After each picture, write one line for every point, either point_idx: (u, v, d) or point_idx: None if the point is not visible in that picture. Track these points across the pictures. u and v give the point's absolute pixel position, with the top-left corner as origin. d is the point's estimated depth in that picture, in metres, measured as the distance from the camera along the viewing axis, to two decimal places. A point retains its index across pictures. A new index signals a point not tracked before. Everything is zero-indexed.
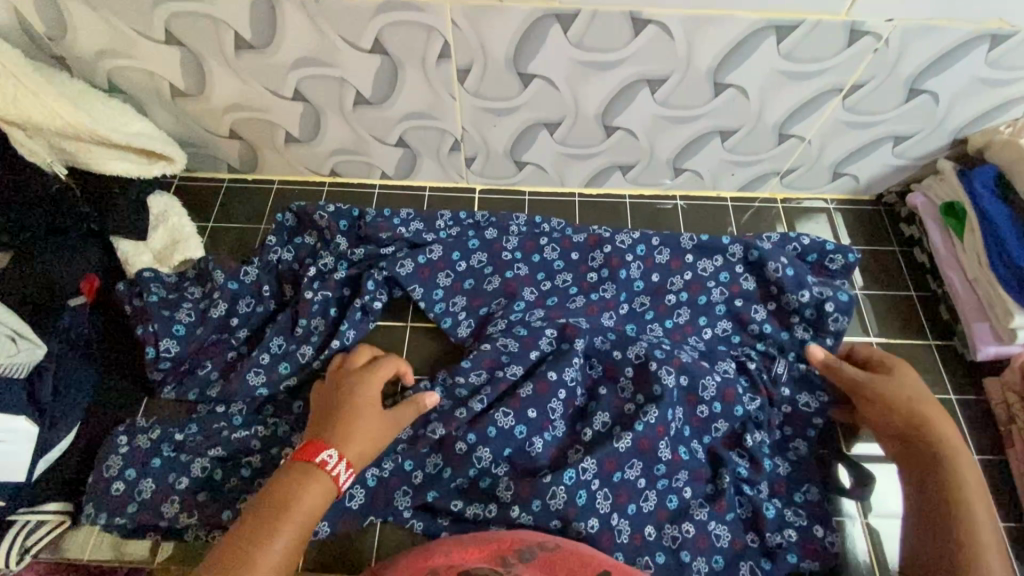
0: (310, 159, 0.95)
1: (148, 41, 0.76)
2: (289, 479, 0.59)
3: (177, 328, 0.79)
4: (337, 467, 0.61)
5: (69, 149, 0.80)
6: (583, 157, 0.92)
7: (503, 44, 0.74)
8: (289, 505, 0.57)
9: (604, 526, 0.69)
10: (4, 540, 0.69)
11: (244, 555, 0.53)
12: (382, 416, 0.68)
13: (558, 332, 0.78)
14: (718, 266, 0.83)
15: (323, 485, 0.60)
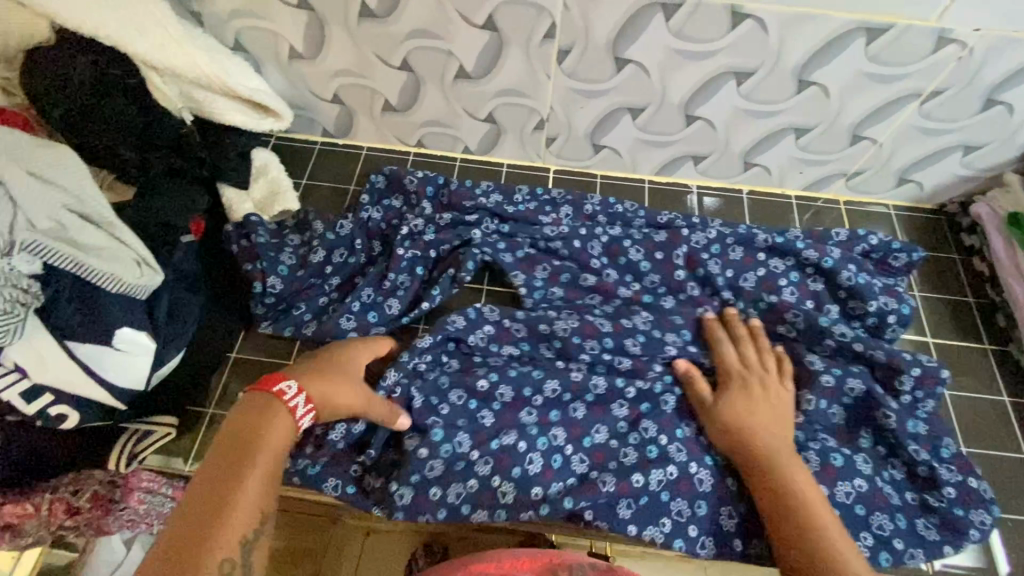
0: (401, 128, 1.02)
1: (282, 4, 0.83)
2: (254, 415, 0.60)
3: (281, 268, 0.87)
4: (296, 402, 0.63)
5: (198, 97, 0.88)
6: (660, 145, 0.97)
7: (606, 28, 0.79)
8: (258, 440, 0.58)
9: (684, 480, 0.74)
10: (119, 439, 0.76)
11: (220, 489, 0.53)
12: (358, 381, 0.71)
13: (655, 320, 0.83)
14: (789, 265, 0.86)
15: (285, 419, 0.62)
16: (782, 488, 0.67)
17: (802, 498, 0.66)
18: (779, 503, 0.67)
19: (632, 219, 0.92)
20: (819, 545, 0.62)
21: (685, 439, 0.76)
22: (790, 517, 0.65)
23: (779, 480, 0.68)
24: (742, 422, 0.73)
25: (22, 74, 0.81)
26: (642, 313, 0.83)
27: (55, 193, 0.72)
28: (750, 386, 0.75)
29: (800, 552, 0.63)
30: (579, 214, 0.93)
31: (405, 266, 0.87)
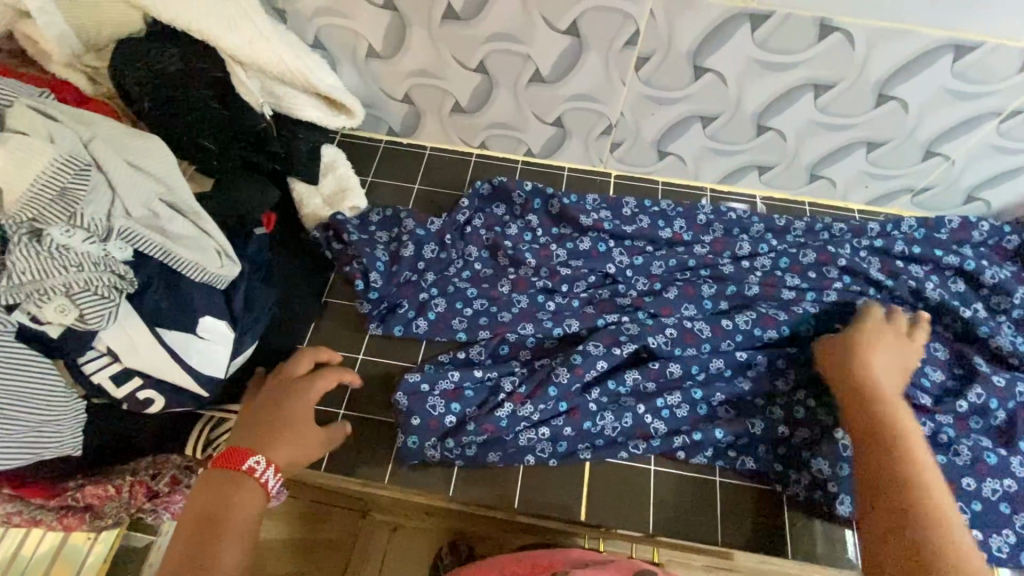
0: (467, 129, 1.03)
1: (367, 4, 0.84)
2: (207, 494, 0.62)
3: (379, 264, 0.90)
4: (266, 474, 0.65)
5: (279, 93, 0.90)
6: (727, 154, 0.97)
7: (689, 38, 0.80)
8: (215, 520, 0.60)
9: (828, 439, 0.79)
10: (195, 427, 0.77)
11: (187, 572, 0.56)
12: (305, 429, 0.71)
13: (758, 319, 0.86)
14: (927, 269, 0.92)
15: (249, 488, 0.63)
16: (892, 449, 0.62)
17: (913, 463, 0.60)
18: (891, 467, 0.60)
19: (746, 225, 0.98)
20: (919, 508, 0.56)
21: (834, 407, 0.81)
22: (897, 476, 0.59)
23: (889, 442, 0.63)
24: (865, 386, 0.70)
25: (110, 65, 0.82)
26: (744, 313, 0.87)
27: (150, 183, 0.73)
28: (865, 357, 0.74)
29: (904, 510, 0.56)
30: (692, 225, 0.98)
31: (513, 278, 0.92)
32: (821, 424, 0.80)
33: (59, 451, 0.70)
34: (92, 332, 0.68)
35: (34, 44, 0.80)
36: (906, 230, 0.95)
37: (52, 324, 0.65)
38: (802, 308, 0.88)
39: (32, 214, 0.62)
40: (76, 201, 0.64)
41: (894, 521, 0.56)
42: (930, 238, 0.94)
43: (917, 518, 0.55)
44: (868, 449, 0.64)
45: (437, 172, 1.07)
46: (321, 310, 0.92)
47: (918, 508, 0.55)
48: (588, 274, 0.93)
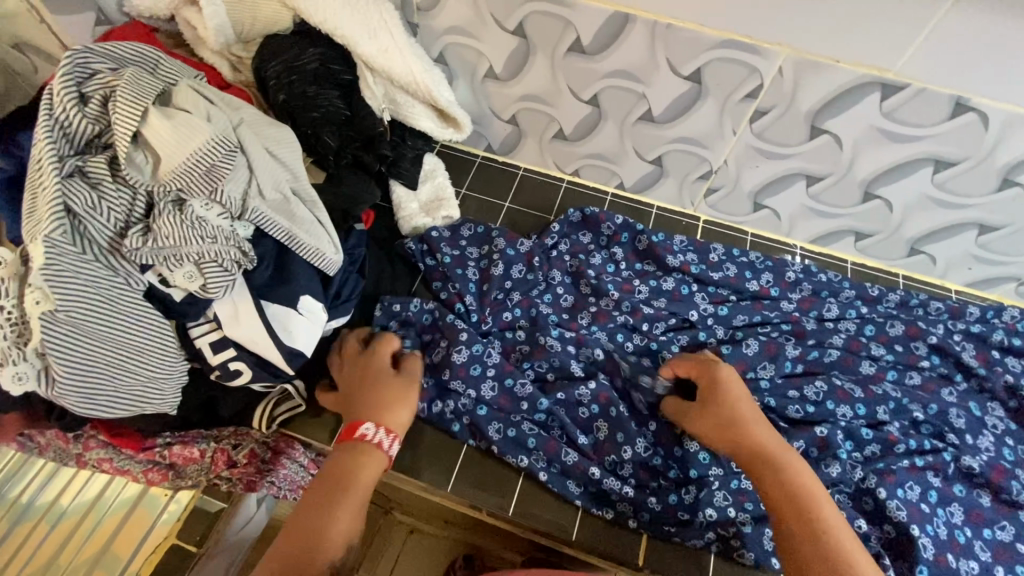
0: (565, 156, 1.06)
1: (498, 29, 0.87)
2: (345, 458, 0.68)
3: (469, 278, 0.93)
4: (380, 436, 0.71)
5: (399, 101, 0.94)
6: (826, 216, 0.96)
7: (815, 97, 0.79)
8: (350, 477, 0.67)
9: (902, 536, 0.75)
10: (263, 401, 0.79)
11: (319, 516, 0.62)
12: (404, 389, 0.77)
13: (831, 391, 0.83)
14: None
15: (373, 452, 0.70)
16: (778, 464, 0.67)
17: (796, 479, 0.66)
18: (775, 485, 0.66)
19: (836, 290, 0.96)
20: (813, 526, 0.62)
21: (906, 500, 0.77)
22: (794, 495, 0.65)
23: (766, 458, 0.68)
24: (716, 393, 0.74)
25: (256, 57, 0.89)
26: (817, 382, 0.84)
27: (281, 171, 0.77)
28: (705, 365, 0.77)
29: (797, 531, 0.62)
30: (779, 280, 0.96)
31: (595, 310, 0.92)
32: (892, 519, 0.76)
33: (159, 408, 0.73)
34: (208, 301, 0.72)
35: (193, 30, 0.87)
36: (1008, 320, 0.92)
37: (178, 287, 0.70)
38: (884, 388, 0.84)
39: (180, 185, 0.67)
40: (220, 178, 0.68)
41: (801, 548, 0.61)
42: None
43: (820, 543, 0.61)
44: (751, 464, 0.69)
45: (528, 193, 1.10)
46: None
47: (818, 530, 0.62)
48: (670, 316, 0.92)
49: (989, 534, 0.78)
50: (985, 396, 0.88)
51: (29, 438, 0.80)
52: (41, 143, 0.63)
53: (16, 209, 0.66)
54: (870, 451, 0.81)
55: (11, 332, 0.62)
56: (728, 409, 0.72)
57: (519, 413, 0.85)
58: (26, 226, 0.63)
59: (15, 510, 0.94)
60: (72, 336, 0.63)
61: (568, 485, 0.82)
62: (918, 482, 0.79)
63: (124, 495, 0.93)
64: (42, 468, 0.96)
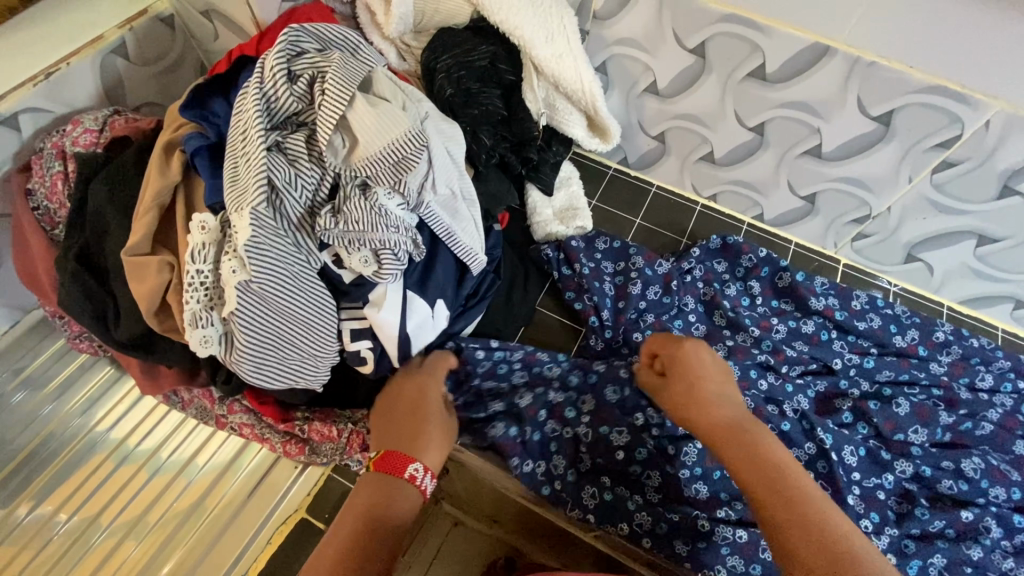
0: (707, 180, 1.03)
1: (675, 45, 0.85)
2: (378, 489, 0.64)
3: (605, 294, 0.92)
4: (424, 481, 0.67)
5: (557, 106, 0.93)
6: (986, 279, 0.91)
7: (1019, 157, 0.74)
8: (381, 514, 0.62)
9: None
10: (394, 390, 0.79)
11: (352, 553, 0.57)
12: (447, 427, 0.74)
13: (987, 469, 0.78)
14: None
15: (410, 489, 0.66)
16: (756, 440, 0.61)
17: (774, 450, 0.61)
18: (759, 470, 0.59)
19: (988, 358, 0.89)
20: (806, 514, 0.55)
21: None
22: (777, 475, 0.58)
23: (741, 429, 0.62)
24: (680, 367, 0.68)
25: (428, 48, 0.89)
26: (973, 457, 0.79)
27: (453, 168, 0.78)
28: (681, 337, 0.71)
29: (787, 523, 0.55)
30: (926, 339, 0.91)
31: (731, 344, 0.89)
32: None
33: (311, 384, 0.74)
34: (373, 287, 0.73)
35: (373, 16, 0.88)
36: None
37: (348, 269, 0.72)
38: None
39: (372, 173, 0.68)
40: (408, 170, 0.69)
41: (794, 541, 0.54)
42: None
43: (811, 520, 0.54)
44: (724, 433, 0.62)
45: (661, 212, 1.07)
46: (534, 314, 0.94)
47: (814, 522, 0.54)
48: (810, 361, 0.88)
49: None
50: None
51: (176, 391, 0.84)
52: (251, 115, 0.65)
53: (214, 175, 0.68)
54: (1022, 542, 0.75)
55: (204, 296, 0.64)
56: (697, 380, 0.67)
57: (612, 478, 0.80)
58: (229, 194, 0.64)
59: (116, 453, 0.95)
60: (256, 307, 0.65)
61: (676, 544, 0.75)
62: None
63: (218, 457, 0.97)
64: (151, 409, 0.99)
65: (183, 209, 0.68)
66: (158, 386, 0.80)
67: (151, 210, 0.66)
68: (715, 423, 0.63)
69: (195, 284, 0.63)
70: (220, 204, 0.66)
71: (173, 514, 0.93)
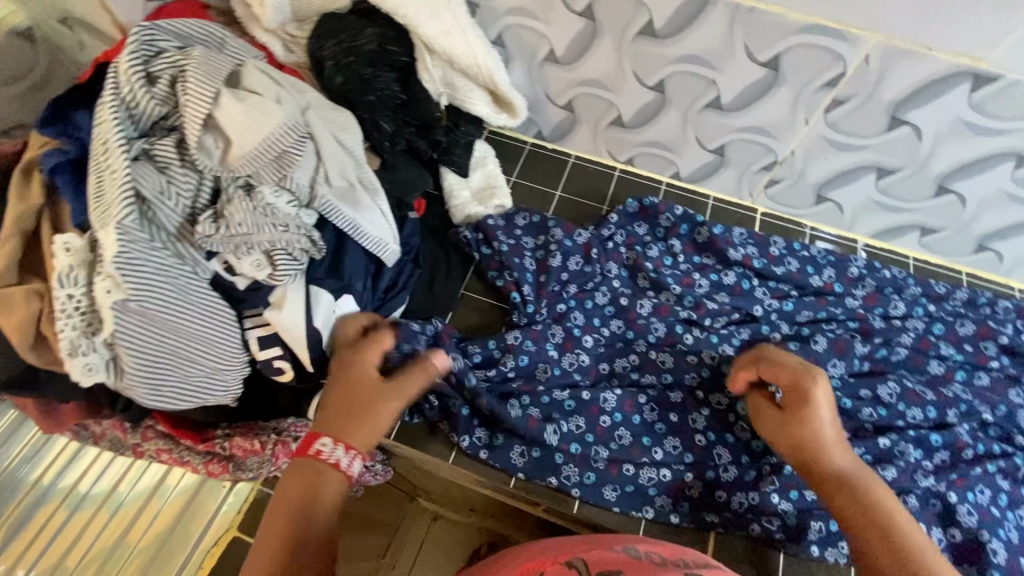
0: (620, 144, 1.02)
1: (563, 10, 0.84)
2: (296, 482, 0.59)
3: (526, 273, 0.91)
4: (337, 455, 0.61)
5: (456, 84, 0.91)
6: (891, 210, 0.94)
7: (901, 87, 0.76)
8: (308, 505, 0.58)
9: (972, 538, 0.74)
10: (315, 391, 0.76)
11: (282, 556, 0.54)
12: (372, 382, 0.66)
13: (902, 392, 0.81)
14: None
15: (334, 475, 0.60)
16: (863, 487, 0.63)
17: (868, 493, 0.63)
18: (863, 516, 0.62)
19: (901, 286, 0.93)
20: (908, 560, 0.58)
21: (977, 503, 0.75)
22: (878, 522, 0.61)
23: (841, 476, 0.64)
24: (799, 405, 0.67)
25: (311, 36, 0.85)
26: (889, 383, 0.82)
27: (347, 159, 0.75)
28: (807, 368, 0.69)
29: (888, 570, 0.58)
30: (841, 276, 0.93)
31: (655, 302, 0.90)
32: (960, 523, 0.74)
33: (221, 400, 0.71)
34: (270, 290, 0.69)
35: (247, 8, 0.83)
36: None
37: (242, 276, 0.68)
38: (954, 390, 0.82)
39: (251, 171, 0.64)
40: (290, 164, 0.66)
41: None
42: None
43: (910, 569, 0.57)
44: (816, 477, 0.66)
45: (580, 182, 1.07)
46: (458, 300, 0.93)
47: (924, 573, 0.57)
48: (733, 311, 0.89)
49: None
50: None
51: (85, 426, 0.79)
52: (107, 125, 0.61)
53: (80, 193, 0.64)
54: (940, 458, 0.79)
55: (80, 322, 0.60)
56: (816, 424, 0.66)
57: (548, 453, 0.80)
58: (94, 211, 0.60)
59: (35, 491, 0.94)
60: (141, 326, 0.62)
61: (606, 492, 0.78)
62: (988, 484, 0.77)
63: (141, 485, 0.98)
64: (63, 449, 0.97)
65: (47, 234, 0.63)
66: (61, 424, 0.75)
67: (14, 235, 0.62)
68: (818, 467, 0.66)
69: (67, 311, 0.59)
70: (88, 223, 0.62)
71: (92, 555, 0.93)
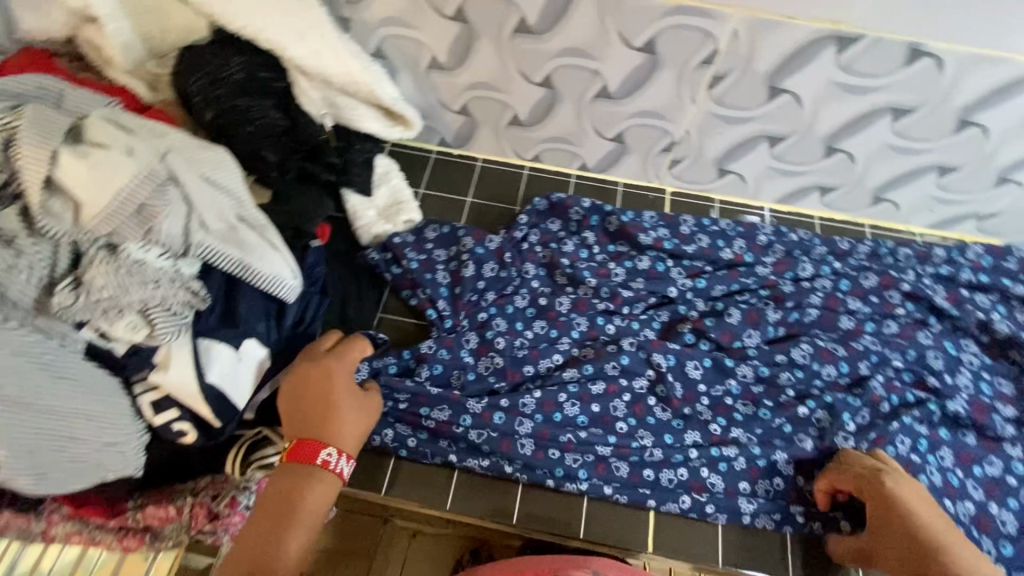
0: (523, 142, 1.01)
1: (435, 15, 0.83)
2: (291, 481, 0.65)
3: (440, 288, 0.89)
4: (341, 465, 0.68)
5: (340, 104, 0.87)
6: (790, 175, 0.96)
7: (773, 58, 0.78)
8: (296, 508, 0.63)
9: None
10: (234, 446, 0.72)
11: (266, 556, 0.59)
12: (363, 403, 0.73)
13: (815, 352, 0.84)
14: (994, 299, 0.90)
15: (326, 481, 0.66)
16: None
17: None
18: None
19: (808, 248, 0.95)
20: None
21: (895, 450, 0.78)
22: None
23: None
24: (879, 499, 0.70)
25: (174, 73, 0.81)
26: (801, 345, 0.84)
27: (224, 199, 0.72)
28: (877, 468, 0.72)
29: None
30: (752, 245, 0.95)
31: (574, 298, 0.89)
32: None
33: (122, 472, 0.67)
34: (155, 349, 0.66)
35: (97, 51, 0.78)
36: (973, 257, 0.93)
37: (120, 340, 0.64)
38: (864, 343, 0.85)
39: (110, 229, 0.60)
40: (154, 216, 0.62)
41: None
42: (996, 266, 0.92)
43: None
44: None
45: (490, 185, 1.05)
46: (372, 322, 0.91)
47: None
48: (650, 296, 0.90)
49: (979, 472, 0.79)
50: (960, 333, 0.89)
51: None
52: None
53: None
54: (859, 413, 0.81)
55: None
56: (917, 523, 0.67)
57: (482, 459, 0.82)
58: None
59: None
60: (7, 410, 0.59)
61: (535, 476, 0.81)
62: (906, 433, 0.79)
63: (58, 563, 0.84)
64: None
65: None
66: None
67: None
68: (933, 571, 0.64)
69: None
70: None
71: None
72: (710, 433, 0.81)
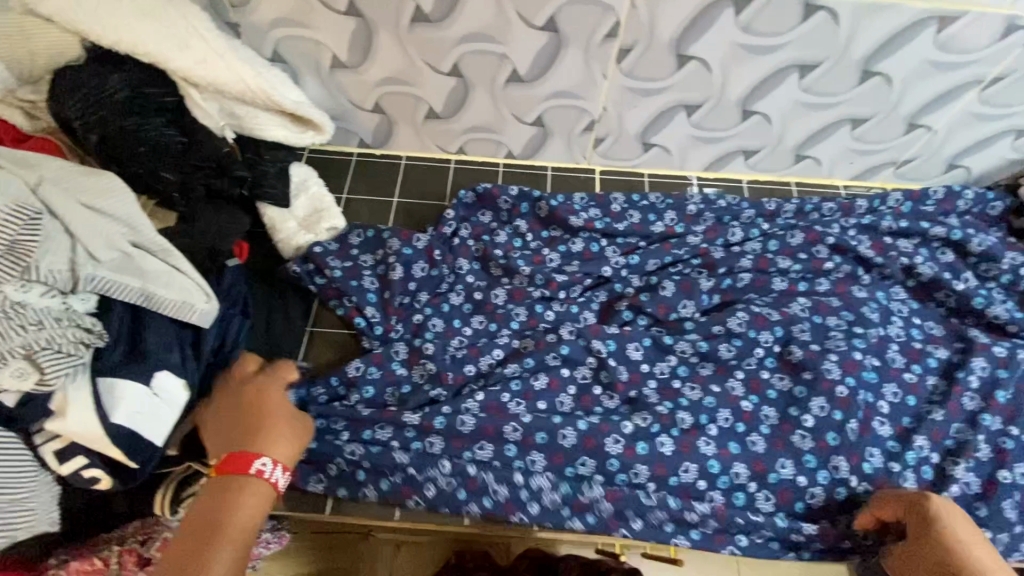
0: (443, 136, 0.98)
1: (328, 11, 0.80)
2: (216, 500, 0.61)
3: (369, 295, 0.86)
4: (276, 475, 0.64)
5: (238, 113, 0.82)
6: (713, 141, 0.96)
7: (673, 25, 0.78)
8: (223, 523, 0.60)
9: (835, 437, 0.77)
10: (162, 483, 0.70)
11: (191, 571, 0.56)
12: (293, 417, 0.70)
13: (750, 317, 0.84)
14: (917, 243, 0.92)
15: (260, 491, 0.63)
16: None
17: None
18: None
19: (737, 212, 0.95)
20: None
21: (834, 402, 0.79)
22: None
23: None
24: (926, 533, 0.65)
25: (52, 98, 0.76)
26: (738, 312, 0.84)
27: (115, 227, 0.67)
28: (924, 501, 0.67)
29: None
30: (682, 216, 0.95)
31: (509, 289, 0.88)
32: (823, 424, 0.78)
33: (34, 529, 0.63)
34: (49, 396, 0.61)
35: None
36: (894, 204, 0.95)
37: (8, 391, 0.59)
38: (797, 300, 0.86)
39: None
40: (28, 254, 0.58)
41: None
42: (916, 210, 0.94)
43: None
44: None
45: (415, 182, 1.02)
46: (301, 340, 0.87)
47: None
48: (585, 277, 0.89)
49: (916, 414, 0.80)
50: (887, 280, 0.90)
51: None
52: None
53: None
54: (798, 370, 0.82)
55: None
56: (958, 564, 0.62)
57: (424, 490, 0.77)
58: None
59: None
60: None
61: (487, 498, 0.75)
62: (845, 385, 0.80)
63: None
64: None
65: None
66: None
67: None
68: None
69: None
70: None
71: None
72: (656, 409, 0.79)
